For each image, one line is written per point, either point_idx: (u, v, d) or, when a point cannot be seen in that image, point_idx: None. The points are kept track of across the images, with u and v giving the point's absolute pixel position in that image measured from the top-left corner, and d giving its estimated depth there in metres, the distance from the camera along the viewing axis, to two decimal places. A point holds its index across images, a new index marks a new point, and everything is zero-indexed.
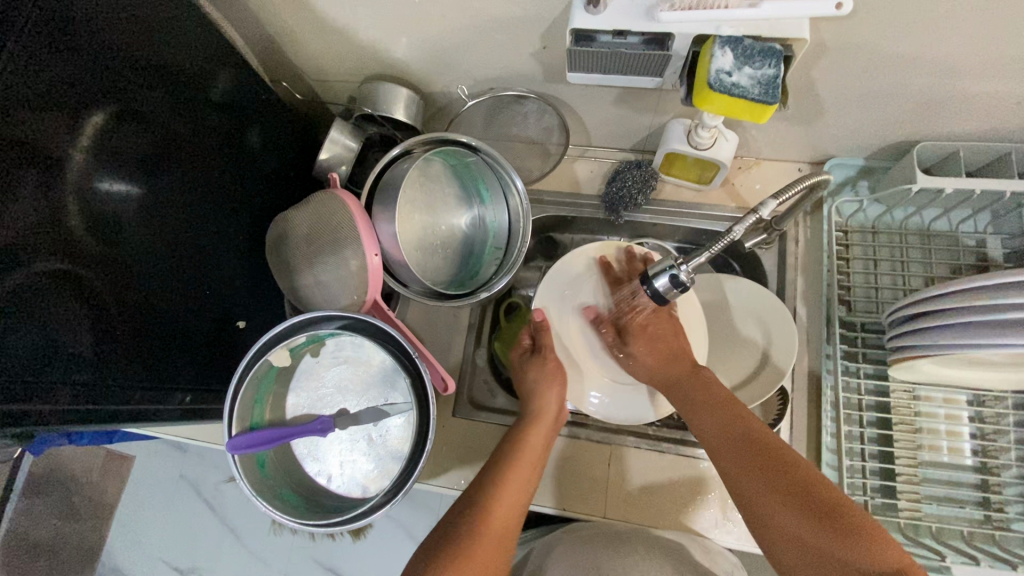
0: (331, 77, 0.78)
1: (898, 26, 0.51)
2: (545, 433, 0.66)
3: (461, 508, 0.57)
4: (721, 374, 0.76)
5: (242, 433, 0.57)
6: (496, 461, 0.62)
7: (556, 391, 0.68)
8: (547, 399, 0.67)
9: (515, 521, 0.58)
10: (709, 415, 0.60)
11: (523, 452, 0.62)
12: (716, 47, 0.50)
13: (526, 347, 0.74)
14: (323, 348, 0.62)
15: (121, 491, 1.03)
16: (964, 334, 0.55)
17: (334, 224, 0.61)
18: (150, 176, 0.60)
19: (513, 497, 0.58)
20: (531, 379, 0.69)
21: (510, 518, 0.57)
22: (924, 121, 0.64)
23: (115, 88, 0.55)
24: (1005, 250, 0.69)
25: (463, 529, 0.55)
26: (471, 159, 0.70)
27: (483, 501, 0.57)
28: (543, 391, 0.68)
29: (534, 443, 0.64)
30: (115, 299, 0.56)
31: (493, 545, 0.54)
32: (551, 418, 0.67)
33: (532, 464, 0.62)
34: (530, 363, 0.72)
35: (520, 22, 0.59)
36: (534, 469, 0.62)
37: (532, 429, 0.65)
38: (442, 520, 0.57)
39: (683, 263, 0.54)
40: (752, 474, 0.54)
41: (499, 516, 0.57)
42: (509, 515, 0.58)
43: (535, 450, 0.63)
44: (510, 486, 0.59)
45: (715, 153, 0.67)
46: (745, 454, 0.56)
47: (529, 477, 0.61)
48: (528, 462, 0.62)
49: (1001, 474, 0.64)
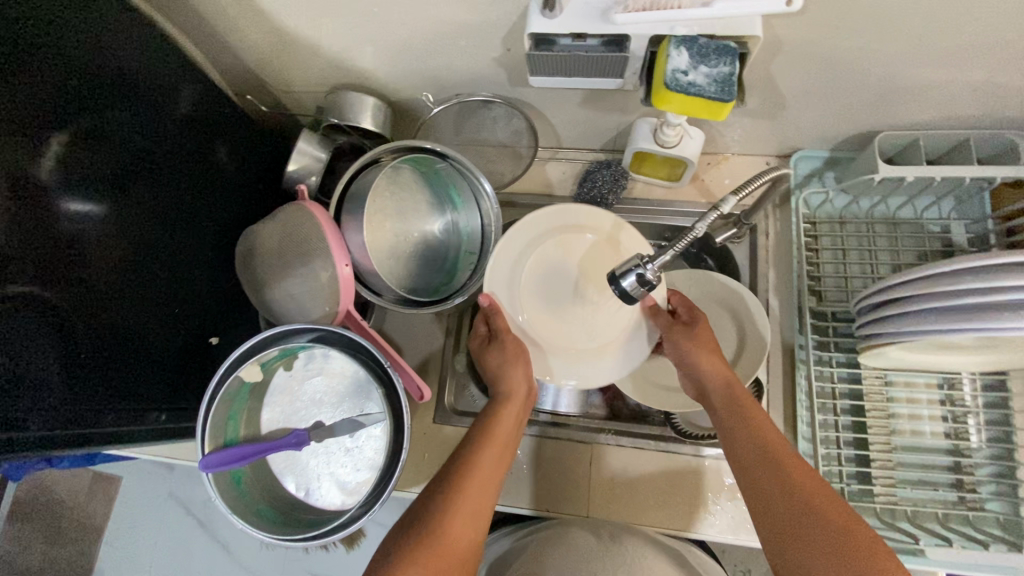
0: (296, 88, 0.77)
1: (848, 21, 0.52)
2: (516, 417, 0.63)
3: (427, 499, 0.56)
4: None
5: (215, 450, 0.56)
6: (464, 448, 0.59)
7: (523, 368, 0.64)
8: (515, 378, 0.64)
9: (484, 511, 0.56)
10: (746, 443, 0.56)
11: (492, 438, 0.60)
12: (671, 47, 0.50)
13: (483, 334, 0.69)
14: (296, 361, 0.63)
15: (107, 515, 1.01)
16: (927, 320, 0.56)
17: (302, 236, 0.61)
18: (118, 196, 0.59)
19: (481, 487, 0.57)
20: (494, 364, 0.66)
21: (479, 510, 0.56)
22: (884, 111, 0.65)
23: (74, 108, 0.54)
24: (969, 236, 0.71)
25: (429, 524, 0.53)
26: (440, 166, 0.70)
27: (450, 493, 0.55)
28: (509, 372, 0.64)
29: (505, 428, 0.62)
30: (84, 322, 0.55)
31: (457, 541, 0.53)
32: (522, 399, 0.64)
33: (501, 450, 0.60)
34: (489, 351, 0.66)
35: (479, 27, 0.59)
36: (503, 456, 0.61)
37: (503, 412, 0.63)
38: (408, 510, 0.55)
39: (649, 262, 0.55)
40: (792, 512, 0.51)
41: (465, 510, 0.55)
42: (476, 506, 0.56)
43: (505, 434, 0.61)
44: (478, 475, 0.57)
45: (681, 151, 0.68)
46: (781, 485, 0.52)
47: (497, 463, 0.60)
48: (496, 451, 0.60)
49: (974, 455, 0.66)
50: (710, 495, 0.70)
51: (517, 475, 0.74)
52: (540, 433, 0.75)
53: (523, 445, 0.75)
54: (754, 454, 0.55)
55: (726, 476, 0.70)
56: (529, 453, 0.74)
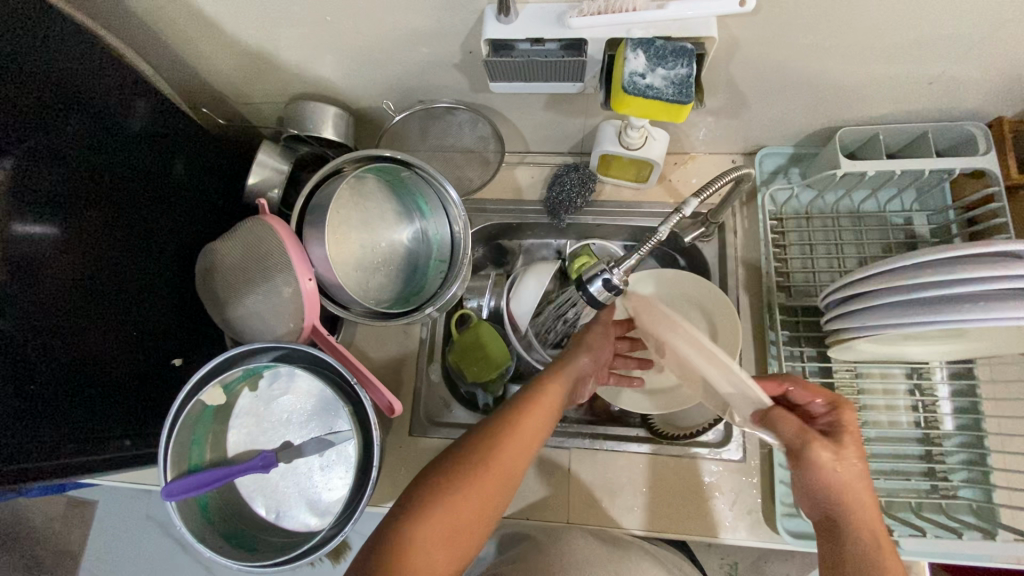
0: (255, 100, 0.76)
1: (802, 20, 0.52)
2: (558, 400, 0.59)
3: (453, 453, 0.54)
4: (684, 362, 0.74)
5: (180, 477, 0.55)
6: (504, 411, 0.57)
7: (589, 357, 0.64)
8: (575, 362, 0.63)
9: (516, 474, 0.54)
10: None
11: (533, 404, 0.57)
12: (628, 51, 0.50)
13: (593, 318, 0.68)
14: (260, 381, 0.61)
15: (83, 542, 0.97)
16: (892, 316, 0.56)
17: (262, 251, 0.59)
18: (74, 218, 0.58)
19: (516, 452, 0.54)
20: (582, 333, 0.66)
21: (509, 469, 0.54)
22: (842, 108, 0.66)
23: (20, 131, 0.53)
24: (930, 227, 0.72)
25: (453, 475, 0.52)
26: (405, 174, 0.69)
27: (478, 449, 0.53)
28: (580, 352, 0.63)
29: (549, 399, 0.58)
30: (37, 349, 0.53)
31: (482, 497, 0.51)
32: (572, 377, 0.62)
33: (541, 420, 0.57)
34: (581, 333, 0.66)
35: (437, 33, 0.58)
36: (543, 426, 0.57)
37: (550, 381, 0.60)
38: (434, 459, 0.54)
39: (616, 266, 0.55)
40: None
41: (486, 488, 0.52)
42: (502, 483, 0.53)
43: (548, 403, 0.58)
44: (513, 439, 0.54)
45: (646, 152, 0.68)
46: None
47: (535, 434, 0.56)
48: (532, 432, 0.56)
49: (945, 443, 0.67)
50: (688, 495, 0.70)
51: None
52: None
53: None
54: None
55: (704, 476, 0.70)
56: None
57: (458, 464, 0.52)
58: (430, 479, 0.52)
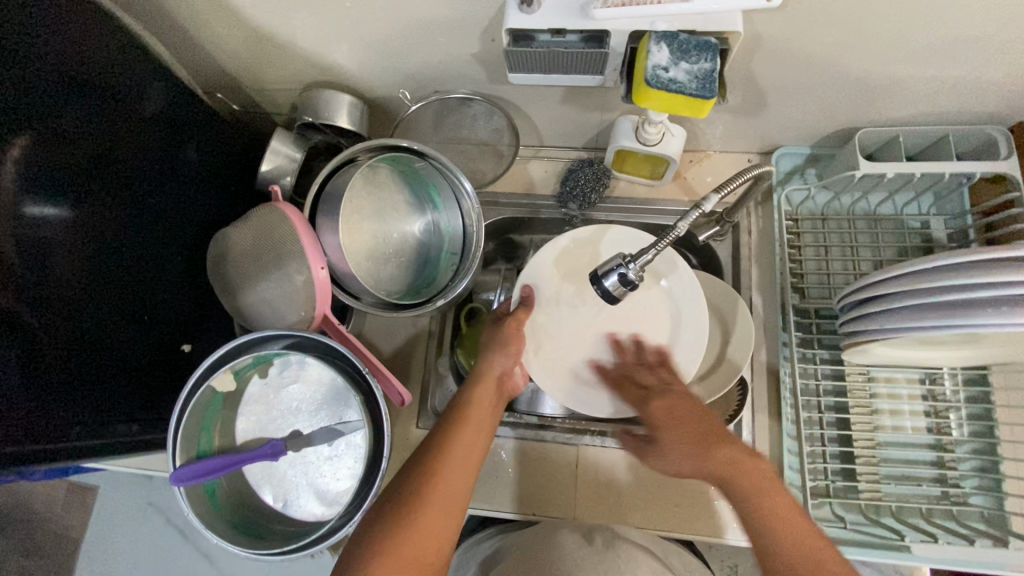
0: (270, 86, 0.75)
1: (828, 18, 0.52)
2: (489, 401, 0.63)
3: (405, 479, 0.54)
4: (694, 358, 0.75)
5: (188, 463, 0.55)
6: (439, 429, 0.59)
7: (502, 355, 0.65)
8: (488, 364, 0.65)
9: (463, 487, 0.55)
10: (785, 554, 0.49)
11: (468, 415, 0.61)
12: (652, 44, 0.49)
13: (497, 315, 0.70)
14: (270, 369, 0.61)
15: (85, 526, 0.97)
16: (909, 319, 0.56)
17: (276, 238, 0.59)
18: (85, 199, 0.57)
19: (460, 460, 0.56)
20: (492, 340, 0.67)
21: (461, 484, 0.55)
22: (863, 108, 0.65)
23: (37, 110, 0.52)
24: (948, 231, 0.71)
25: (401, 500, 0.51)
26: (419, 164, 0.68)
27: (429, 468, 0.54)
28: (491, 354, 0.66)
29: (483, 409, 0.62)
30: (47, 331, 0.53)
31: (439, 515, 0.51)
32: (494, 384, 0.65)
33: (480, 427, 0.60)
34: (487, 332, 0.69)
35: (458, 23, 0.58)
36: (480, 436, 0.60)
37: (474, 393, 0.63)
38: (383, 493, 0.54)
39: (632, 262, 0.54)
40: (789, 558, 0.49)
41: (439, 502, 0.52)
42: (456, 491, 0.54)
43: (479, 412, 0.61)
44: (456, 451, 0.57)
45: (663, 148, 0.67)
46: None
47: (473, 445, 0.58)
48: (471, 430, 0.59)
49: (957, 450, 0.66)
50: (697, 496, 0.69)
51: (500, 478, 0.72)
52: (523, 435, 0.74)
53: (511, 448, 0.74)
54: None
55: None
56: (514, 455, 0.73)
57: (410, 489, 0.52)
58: (385, 514, 0.51)
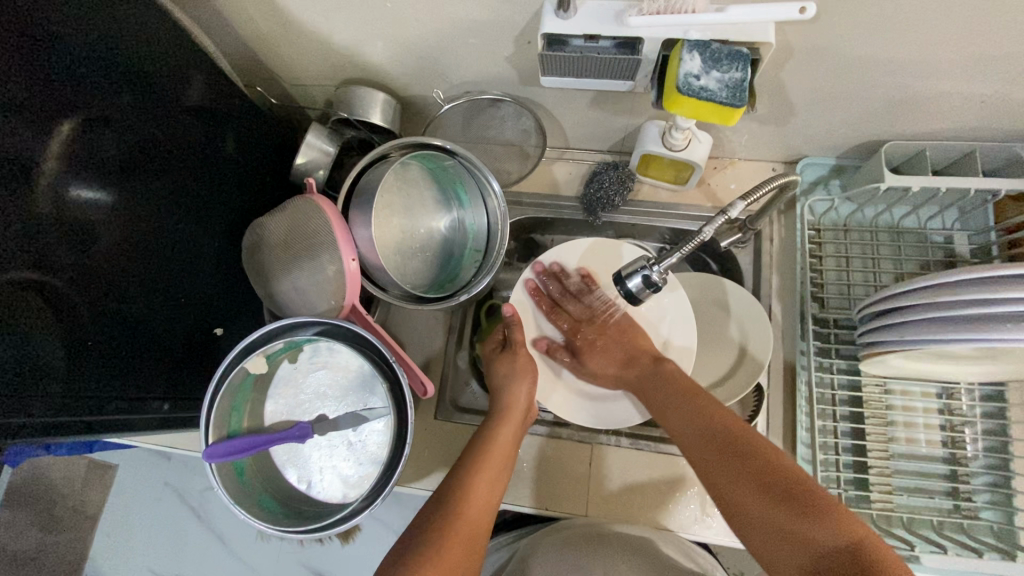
0: (306, 81, 0.77)
1: (861, 32, 0.53)
2: (515, 431, 0.65)
3: (433, 512, 0.57)
4: (711, 363, 0.76)
5: (219, 441, 0.57)
6: (467, 459, 0.62)
7: (527, 385, 0.68)
8: (515, 394, 0.67)
9: (486, 522, 0.58)
10: (710, 445, 0.57)
11: (493, 452, 0.62)
12: (685, 51, 0.50)
13: (499, 342, 0.75)
14: (300, 354, 0.63)
15: (104, 502, 0.99)
16: (929, 332, 0.56)
17: (310, 228, 0.61)
18: (125, 184, 0.59)
19: (485, 492, 0.59)
20: (506, 372, 0.70)
21: (480, 520, 0.58)
22: (891, 121, 0.66)
23: (85, 96, 0.55)
24: (971, 247, 0.71)
25: (432, 529, 0.55)
26: (448, 163, 0.70)
27: (452, 507, 0.57)
28: (512, 387, 0.68)
29: (506, 444, 0.64)
30: (88, 309, 0.55)
31: (464, 545, 0.55)
32: (519, 416, 0.66)
33: (501, 459, 0.62)
34: (500, 358, 0.72)
35: (494, 26, 0.59)
36: (502, 468, 0.62)
37: (502, 425, 0.65)
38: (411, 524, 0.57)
39: (655, 264, 0.56)
40: (717, 451, 0.56)
41: (464, 534, 0.55)
42: (479, 522, 0.57)
43: (506, 446, 0.64)
44: (478, 488, 0.59)
45: (689, 154, 0.68)
46: (779, 505, 0.50)
47: (497, 479, 0.61)
48: (497, 463, 0.62)
49: (970, 465, 0.67)
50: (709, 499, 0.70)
51: (514, 472, 0.74)
52: (540, 432, 0.76)
53: (525, 444, 0.75)
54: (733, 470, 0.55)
55: None
56: (528, 449, 0.75)
57: (435, 524, 0.56)
58: (415, 543, 0.54)
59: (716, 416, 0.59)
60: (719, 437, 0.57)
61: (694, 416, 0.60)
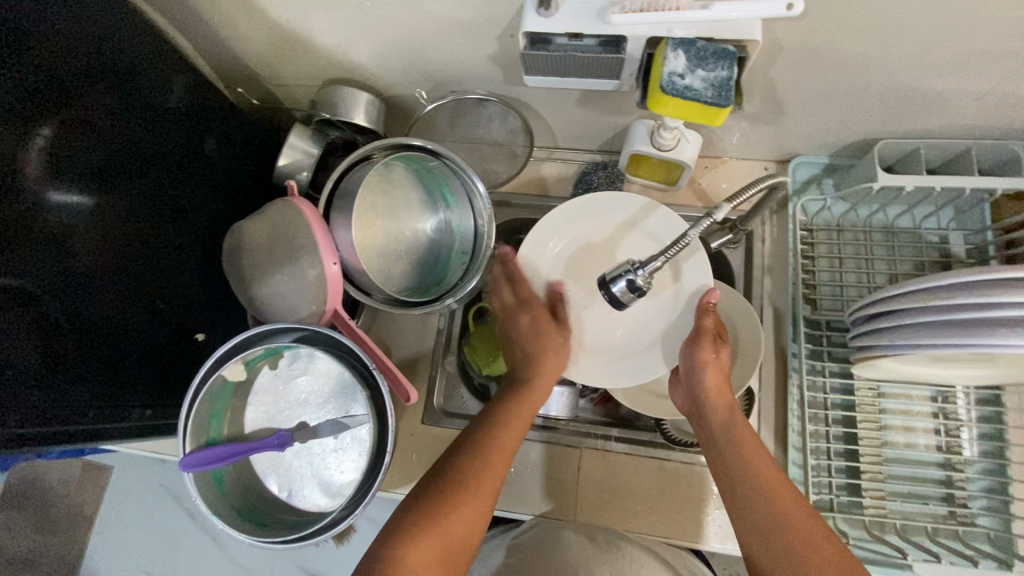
0: (290, 82, 0.76)
1: (849, 30, 0.51)
2: (538, 396, 0.64)
3: (440, 475, 0.56)
4: None
5: (197, 449, 0.56)
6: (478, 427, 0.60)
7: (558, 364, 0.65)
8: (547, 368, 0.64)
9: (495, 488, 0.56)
10: (751, 501, 0.54)
11: (507, 419, 0.61)
12: (669, 49, 0.49)
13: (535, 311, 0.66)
14: (280, 360, 0.62)
15: (97, 504, 0.99)
16: (920, 336, 0.55)
17: (289, 232, 0.59)
18: (106, 188, 0.58)
19: (497, 460, 0.57)
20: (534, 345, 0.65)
21: (490, 485, 0.56)
22: (884, 119, 0.64)
23: (64, 99, 0.54)
24: (967, 247, 0.70)
25: (436, 496, 0.54)
26: (433, 164, 0.68)
27: (458, 472, 0.56)
28: (544, 359, 0.64)
29: (528, 407, 0.62)
30: (67, 315, 0.54)
31: (468, 514, 0.53)
32: (544, 385, 0.64)
33: (522, 420, 0.61)
34: (530, 329, 0.65)
35: (476, 24, 0.58)
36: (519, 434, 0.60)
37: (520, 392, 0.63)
38: (416, 489, 0.56)
39: (640, 267, 0.54)
40: (761, 508, 0.53)
41: (467, 502, 0.54)
42: (488, 485, 0.56)
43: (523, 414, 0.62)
44: (486, 453, 0.57)
45: (677, 154, 0.67)
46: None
47: (512, 445, 0.59)
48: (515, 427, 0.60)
49: (966, 470, 0.65)
50: (700, 503, 0.69)
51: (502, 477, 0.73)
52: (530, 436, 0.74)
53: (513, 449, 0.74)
54: (772, 541, 0.52)
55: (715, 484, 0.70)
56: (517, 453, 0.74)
57: (440, 490, 0.54)
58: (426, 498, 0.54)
59: (762, 470, 0.56)
60: (760, 497, 0.54)
61: (739, 464, 0.56)
